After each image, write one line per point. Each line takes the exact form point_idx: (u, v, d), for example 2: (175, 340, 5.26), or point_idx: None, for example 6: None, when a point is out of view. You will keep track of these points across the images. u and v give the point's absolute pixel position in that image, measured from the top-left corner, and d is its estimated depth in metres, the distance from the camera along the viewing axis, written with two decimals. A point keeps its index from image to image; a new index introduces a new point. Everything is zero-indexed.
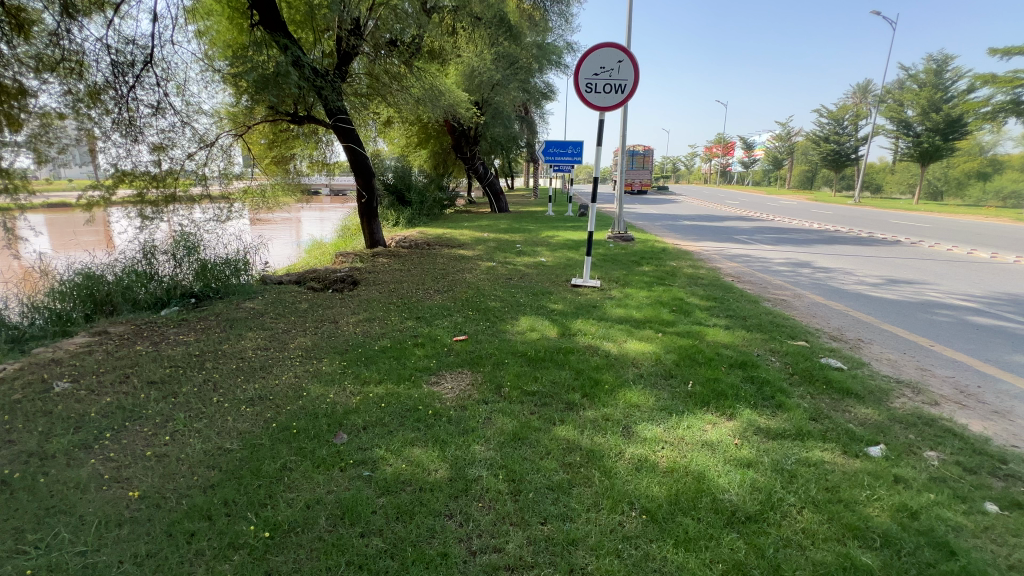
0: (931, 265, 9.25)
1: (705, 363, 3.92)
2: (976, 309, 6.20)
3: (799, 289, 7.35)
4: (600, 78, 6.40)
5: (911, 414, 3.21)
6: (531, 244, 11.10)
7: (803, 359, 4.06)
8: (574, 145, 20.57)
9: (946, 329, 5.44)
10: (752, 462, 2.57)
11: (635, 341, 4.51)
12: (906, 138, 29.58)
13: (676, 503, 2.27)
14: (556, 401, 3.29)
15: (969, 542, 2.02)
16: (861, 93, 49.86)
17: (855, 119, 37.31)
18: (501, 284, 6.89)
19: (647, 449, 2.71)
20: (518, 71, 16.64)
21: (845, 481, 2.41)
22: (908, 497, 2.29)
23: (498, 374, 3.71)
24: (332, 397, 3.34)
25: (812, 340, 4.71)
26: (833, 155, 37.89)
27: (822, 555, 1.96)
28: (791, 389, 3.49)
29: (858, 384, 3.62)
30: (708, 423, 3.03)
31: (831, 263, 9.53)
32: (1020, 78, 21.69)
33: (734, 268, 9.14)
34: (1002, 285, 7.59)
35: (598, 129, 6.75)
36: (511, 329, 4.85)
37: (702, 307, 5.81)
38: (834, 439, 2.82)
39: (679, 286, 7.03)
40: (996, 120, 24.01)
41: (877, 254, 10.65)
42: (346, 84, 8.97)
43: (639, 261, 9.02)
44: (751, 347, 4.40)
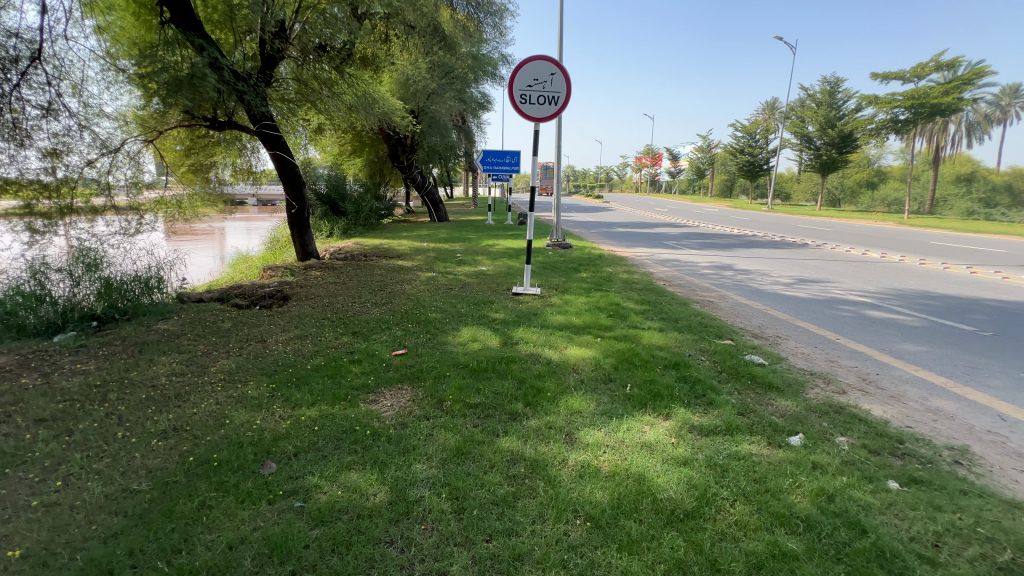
0: (834, 265, 10.26)
1: (642, 365, 4.07)
2: (873, 305, 6.92)
3: (724, 291, 7.85)
4: (534, 90, 6.53)
5: (824, 403, 3.50)
6: (471, 253, 11.05)
7: (730, 357, 4.33)
8: (512, 154, 20.82)
9: (848, 323, 6.03)
10: (687, 460, 2.68)
11: (575, 346, 4.60)
12: (809, 151, 32.65)
13: (618, 507, 2.30)
14: (499, 412, 3.26)
15: (877, 519, 2.22)
16: (770, 110, 54.76)
17: (765, 133, 40.79)
18: (441, 295, 6.80)
19: (591, 454, 2.75)
20: (454, 81, 16.77)
21: (771, 472, 2.57)
22: (825, 482, 2.47)
23: (439, 388, 3.61)
24: (261, 423, 3.10)
25: (737, 338, 5.04)
26: (748, 165, 41.18)
27: (753, 544, 2.06)
28: (720, 386, 3.70)
29: (778, 377, 3.91)
30: (646, 424, 3.13)
31: (749, 266, 10.28)
32: (897, 100, 24.82)
33: (665, 272, 9.62)
34: (891, 282, 8.55)
35: (533, 139, 6.88)
36: (452, 341, 4.76)
37: (637, 310, 6.03)
38: (760, 432, 3.01)
39: (615, 291, 7.27)
40: (880, 136, 27.19)
41: (789, 256, 11.66)
42: (271, 89, 8.58)
43: (577, 267, 9.25)
44: (683, 347, 4.63)
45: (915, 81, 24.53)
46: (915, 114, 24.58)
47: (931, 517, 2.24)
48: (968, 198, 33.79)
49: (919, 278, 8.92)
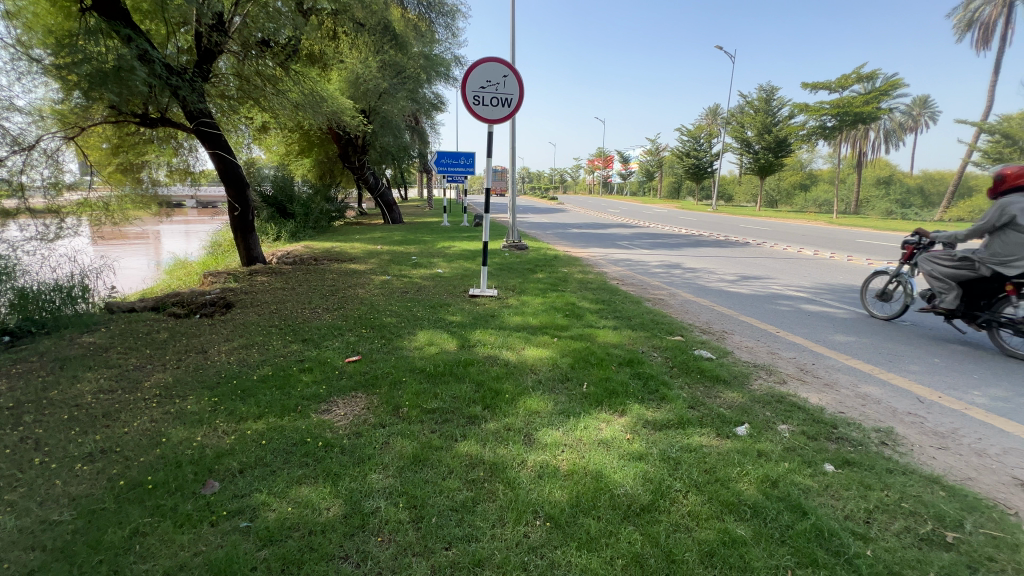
0: (773, 262, 10.88)
1: (597, 364, 4.15)
2: (808, 299, 7.40)
3: (674, 289, 8.15)
4: (487, 92, 6.52)
5: (766, 393, 3.70)
6: (427, 255, 10.90)
7: (680, 352, 4.49)
8: (467, 155, 20.73)
9: (787, 316, 6.41)
10: (642, 455, 2.75)
11: (532, 347, 4.62)
12: (749, 155, 34.53)
13: (577, 505, 2.33)
14: (457, 417, 3.22)
15: (816, 501, 2.36)
16: (712, 116, 57.48)
17: (709, 137, 42.67)
18: (396, 298, 6.66)
19: (550, 454, 2.77)
20: (406, 81, 16.53)
21: (720, 462, 2.68)
22: (770, 468, 2.61)
23: (395, 394, 3.52)
24: (201, 440, 2.91)
25: (686, 334, 5.24)
26: (694, 168, 42.98)
27: (704, 533, 2.14)
28: (671, 380, 3.84)
29: (725, 370, 4.10)
30: (602, 421, 3.18)
31: (696, 264, 10.73)
32: (825, 108, 26.69)
33: (618, 271, 9.87)
34: (823, 277, 9.20)
35: (487, 140, 6.87)
36: (408, 345, 4.66)
37: (592, 310, 6.15)
38: (709, 424, 3.14)
39: (571, 291, 7.37)
40: (811, 141, 29.10)
41: (733, 254, 12.27)
42: (209, 84, 8.20)
43: (534, 268, 9.32)
44: (636, 344, 4.76)
45: (840, 91, 26.51)
46: (841, 121, 26.55)
47: (862, 495, 2.42)
48: (886, 199, 36.98)
49: (848, 274, 9.63)
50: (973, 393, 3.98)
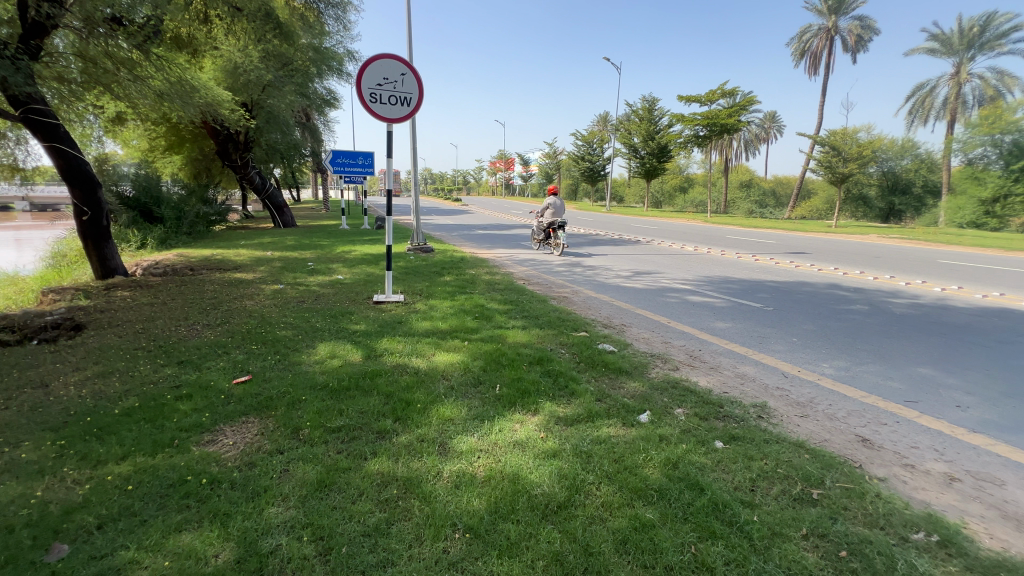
0: (662, 258, 11.87)
1: (508, 365, 4.18)
2: (693, 290, 8.20)
3: (577, 287, 8.52)
4: (385, 89, 6.26)
5: (663, 380, 4.01)
6: (325, 261, 10.21)
7: (585, 348, 4.69)
8: (365, 155, 19.86)
9: (676, 308, 7.04)
10: (555, 452, 2.81)
11: (442, 353, 4.52)
12: (636, 160, 37.40)
13: (496, 512, 2.30)
14: (365, 433, 3.03)
15: (711, 476, 2.60)
16: (603, 122, 61.35)
17: (601, 142, 45.46)
18: (291, 309, 6.13)
19: (466, 461, 2.72)
20: (293, 74, 15.43)
21: (628, 450, 2.83)
22: (671, 452, 2.81)
23: (293, 416, 3.21)
24: (42, 495, 2.39)
25: (590, 329, 5.50)
26: (588, 171, 45.50)
27: (617, 521, 2.24)
28: (579, 375, 4.00)
29: (626, 362, 4.37)
30: (516, 422, 3.20)
31: (595, 262, 11.35)
32: (697, 119, 29.79)
33: (524, 271, 10.10)
34: (703, 270, 10.25)
35: (385, 140, 6.61)
36: (307, 360, 4.30)
37: (500, 311, 6.20)
38: (615, 414, 3.31)
39: (479, 293, 7.37)
40: (688, 148, 32.30)
41: (628, 252, 13.16)
42: (40, 65, 6.85)
43: (440, 271, 9.17)
44: (545, 342, 4.89)
45: (709, 104, 29.74)
46: (711, 131, 29.85)
47: (747, 466, 2.71)
48: (748, 200, 42.50)
49: (723, 266, 10.83)
50: (822, 365, 4.70)
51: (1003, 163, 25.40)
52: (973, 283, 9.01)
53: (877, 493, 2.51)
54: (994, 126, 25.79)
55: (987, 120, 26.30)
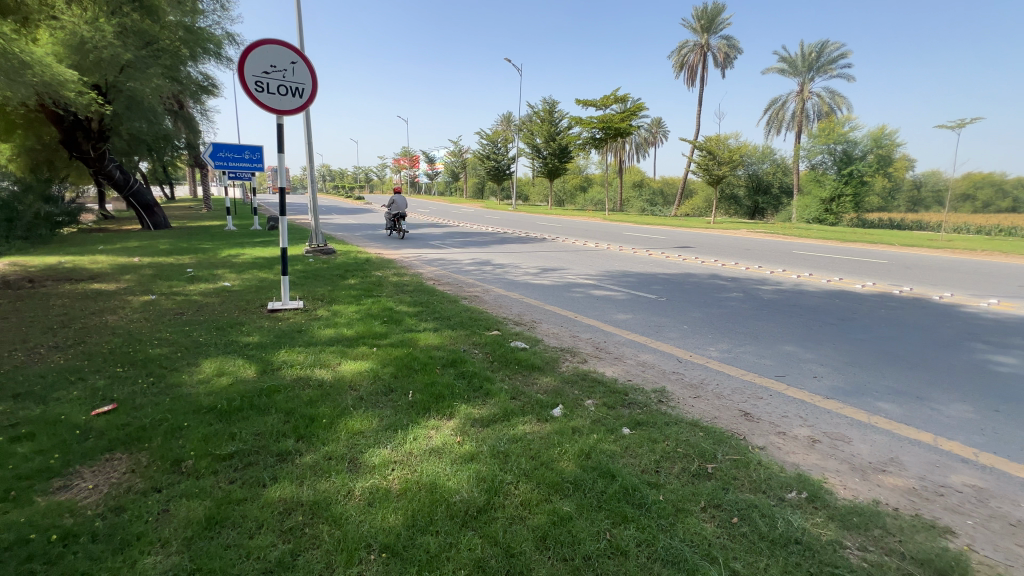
0: (568, 255, 12.37)
1: (421, 369, 4.05)
2: (596, 285, 8.64)
3: (487, 285, 8.55)
4: (273, 78, 5.73)
5: (574, 373, 4.16)
6: (207, 266, 9.14)
7: (498, 347, 4.72)
8: (252, 149, 18.12)
9: (581, 302, 7.37)
10: (473, 455, 2.78)
11: (349, 361, 4.27)
12: (539, 160, 38.55)
13: (414, 525, 2.22)
14: (264, 456, 2.75)
15: (621, 462, 2.74)
16: (506, 122, 62.40)
17: (505, 142, 46.15)
18: (167, 323, 5.38)
19: (379, 476, 2.58)
20: (160, 55, 13.59)
21: (543, 445, 2.89)
22: (584, 443, 2.92)
23: (173, 446, 2.80)
24: None
25: (502, 328, 5.55)
26: (494, 170, 45.97)
27: (537, 518, 2.27)
28: (493, 375, 4.00)
29: (538, 357, 4.47)
30: (431, 429, 3.11)
31: (504, 260, 11.48)
32: (593, 122, 31.49)
33: (433, 271, 9.91)
34: (604, 266, 10.86)
35: (276, 134, 6.06)
36: (189, 380, 3.79)
37: (410, 313, 6.01)
38: (530, 411, 3.36)
39: (387, 295, 7.09)
40: (586, 149, 34.00)
41: (535, 249, 13.51)
42: None
43: (343, 274, 8.66)
44: (457, 344, 4.82)
45: (603, 108, 31.57)
46: (606, 134, 31.79)
47: (652, 448, 2.90)
48: (640, 199, 45.95)
49: (622, 261, 11.57)
50: (709, 349, 5.21)
51: (837, 168, 30.53)
52: (822, 271, 10.59)
53: (759, 460, 2.84)
54: (829, 137, 30.68)
55: (824, 133, 31.09)
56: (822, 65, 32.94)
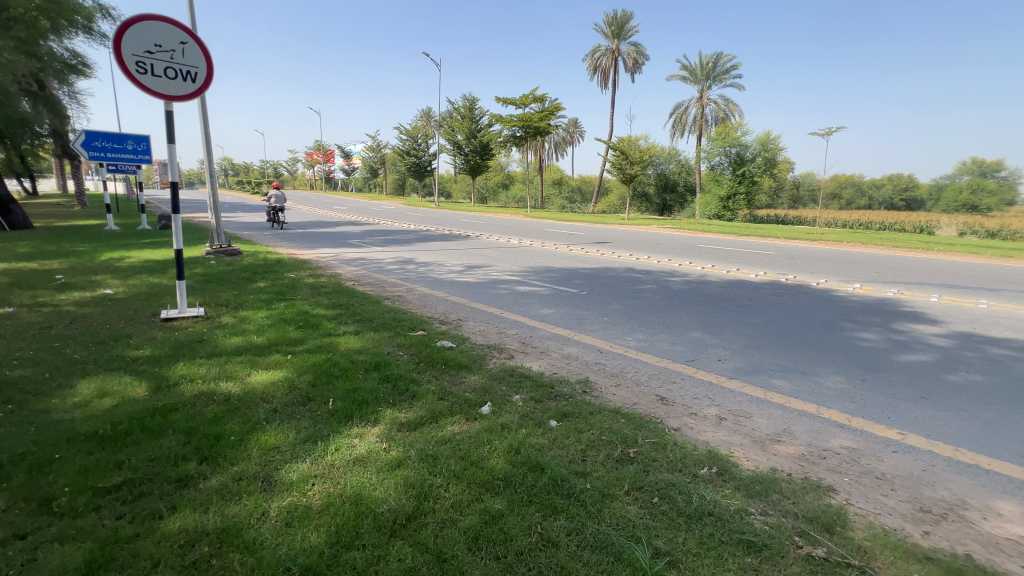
0: (492, 252, 12.40)
1: (341, 375, 3.84)
2: (521, 281, 8.76)
3: (411, 284, 8.33)
4: (158, 59, 5.09)
5: (501, 370, 4.18)
6: (83, 271, 7.98)
7: (424, 347, 4.60)
8: (136, 138, 16.09)
9: (507, 298, 7.44)
10: (401, 461, 2.69)
11: (260, 372, 3.93)
12: (460, 157, 38.24)
13: (337, 542, 2.10)
14: (160, 484, 2.45)
15: (549, 455, 2.80)
16: (426, 117, 61.19)
17: (425, 138, 45.18)
18: (31, 338, 4.61)
19: (298, 493, 2.40)
20: (10, 25, 11.56)
21: (472, 445, 2.87)
22: (513, 439, 2.94)
23: (41, 483, 2.40)
24: None
25: (428, 327, 5.43)
26: (414, 167, 44.88)
27: (468, 520, 2.24)
28: (420, 376, 3.90)
29: (465, 356, 4.43)
30: (354, 437, 2.96)
31: (427, 258, 11.25)
32: (513, 120, 31.81)
33: (352, 271, 9.46)
34: (528, 262, 11.04)
35: (164, 121, 5.41)
36: (61, 404, 3.27)
37: (329, 317, 5.67)
38: (458, 411, 3.32)
39: (302, 298, 6.64)
40: (507, 147, 34.31)
41: (459, 247, 13.40)
42: None
43: (251, 276, 7.98)
44: (381, 346, 4.64)
45: (523, 107, 32.02)
46: (526, 133, 32.29)
47: (578, 438, 3.00)
48: (560, 197, 47.37)
49: (546, 257, 11.83)
50: (628, 339, 5.50)
51: (732, 169, 33.58)
52: (723, 262, 11.59)
53: (674, 441, 3.04)
54: (725, 141, 33.67)
55: (721, 135, 33.87)
56: (717, 75, 36.03)
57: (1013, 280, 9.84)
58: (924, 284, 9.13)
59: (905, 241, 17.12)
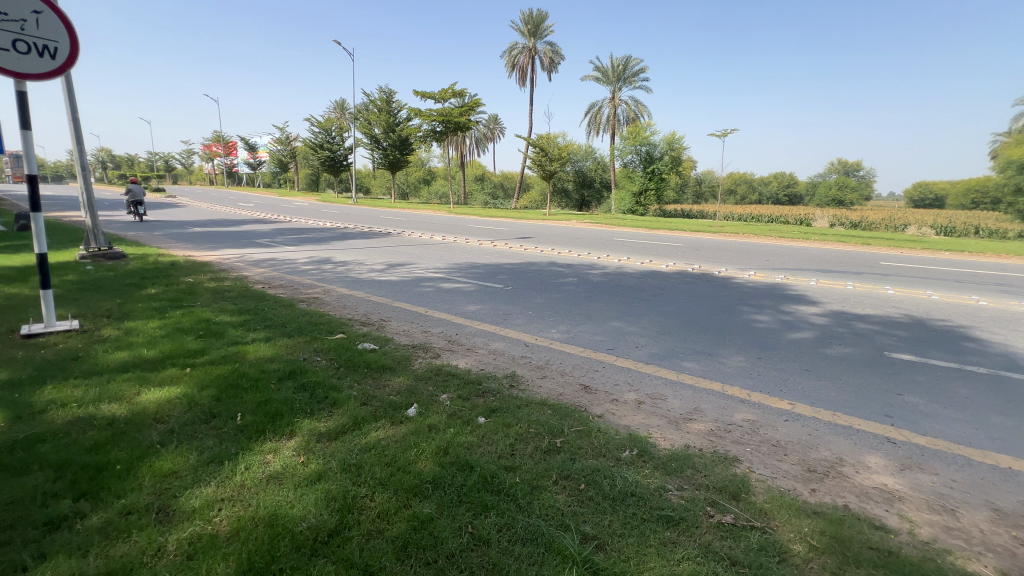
0: (415, 249, 12.09)
1: (250, 387, 3.52)
2: (445, 278, 8.61)
3: (328, 285, 7.87)
4: (3, 29, 4.31)
5: (427, 370, 4.08)
6: None
7: (344, 351, 4.37)
8: None
9: (431, 296, 7.28)
10: (321, 474, 2.52)
11: (151, 390, 3.49)
12: (378, 151, 36.76)
13: (250, 570, 1.92)
14: (23, 530, 2.09)
15: (478, 452, 2.78)
16: (339, 109, 58.12)
17: (339, 130, 42.82)
18: None
19: (201, 521, 2.17)
20: None
21: (399, 449, 2.77)
22: (441, 440, 2.88)
23: None
24: None
25: (348, 330, 5.16)
26: (328, 161, 42.51)
27: (396, 528, 2.16)
28: (340, 383, 3.68)
29: (389, 358, 4.27)
30: (267, 453, 2.73)
31: (345, 257, 10.69)
32: (433, 115, 31.17)
33: (261, 273, 8.74)
34: (452, 258, 10.90)
35: (16, 104, 4.61)
36: None
37: (234, 324, 5.18)
38: (383, 416, 3.19)
39: (201, 305, 6.01)
40: (428, 142, 33.54)
41: (380, 245, 12.92)
42: None
43: (138, 282, 7.08)
44: (295, 353, 4.33)
45: (442, 102, 31.46)
46: (447, 128, 31.81)
47: (507, 433, 3.01)
48: (483, 193, 47.40)
49: (470, 253, 11.76)
50: (552, 331, 5.63)
51: (643, 166, 35.62)
52: (638, 255, 12.27)
53: (598, 428, 3.16)
54: (637, 139, 35.61)
55: (632, 134, 35.72)
56: (628, 77, 37.93)
57: (872, 264, 11.46)
58: (805, 270, 10.31)
59: (789, 232, 19.28)
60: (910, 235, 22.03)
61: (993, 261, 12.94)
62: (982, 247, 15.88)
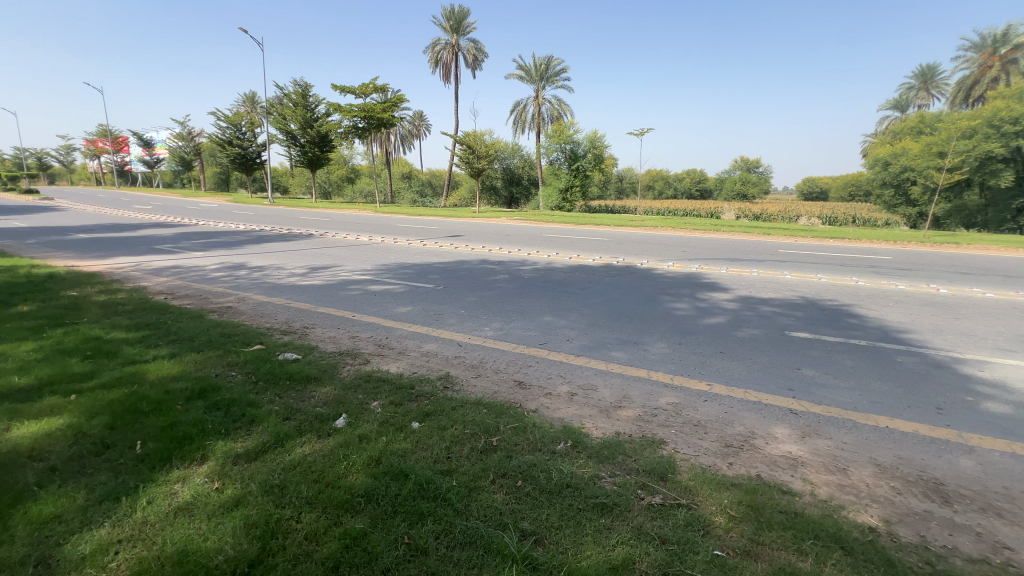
0: (340, 251, 11.53)
1: (151, 411, 3.15)
2: (373, 281, 8.29)
3: (243, 293, 7.27)
4: None
5: (357, 377, 3.89)
6: None
7: (262, 363, 4.06)
8: None
9: (359, 299, 6.98)
10: (239, 499, 2.32)
11: (25, 423, 3.01)
12: (295, 148, 34.60)
13: None
14: None
15: (412, 459, 2.70)
16: (250, 103, 54.08)
17: (251, 126, 39.79)
18: None
19: (94, 570, 1.91)
20: None
21: (326, 464, 2.62)
22: (373, 450, 2.76)
23: None
24: None
25: (266, 340, 4.79)
26: (239, 159, 39.38)
27: (326, 548, 2.04)
28: (259, 398, 3.40)
29: (313, 367, 4.03)
30: (174, 483, 2.46)
31: (262, 262, 9.96)
32: (354, 110, 29.85)
33: (162, 282, 7.89)
34: (380, 259, 10.53)
35: None
36: None
37: (131, 341, 4.62)
38: (308, 430, 3.00)
39: (89, 321, 5.30)
40: (350, 139, 32.07)
41: (301, 247, 12.18)
42: None
43: (5, 299, 6.09)
44: (206, 369, 3.94)
45: (363, 97, 30.25)
46: (370, 124, 30.66)
47: (442, 436, 2.95)
48: (411, 191, 46.30)
49: (399, 253, 11.42)
50: (485, 330, 5.61)
51: (568, 164, 36.61)
52: (566, 250, 12.59)
53: (533, 423, 3.19)
54: (561, 138, 36.30)
55: (556, 132, 36.58)
56: (550, 77, 38.77)
57: (772, 252, 12.64)
58: (717, 260, 11.13)
59: (701, 224, 20.82)
60: (802, 225, 24.58)
61: (868, 247, 14.75)
62: (860, 235, 18.09)
